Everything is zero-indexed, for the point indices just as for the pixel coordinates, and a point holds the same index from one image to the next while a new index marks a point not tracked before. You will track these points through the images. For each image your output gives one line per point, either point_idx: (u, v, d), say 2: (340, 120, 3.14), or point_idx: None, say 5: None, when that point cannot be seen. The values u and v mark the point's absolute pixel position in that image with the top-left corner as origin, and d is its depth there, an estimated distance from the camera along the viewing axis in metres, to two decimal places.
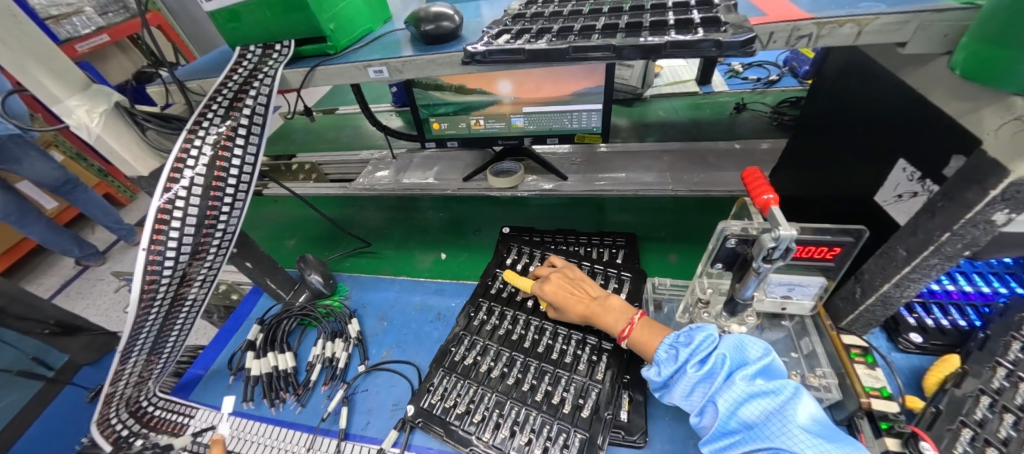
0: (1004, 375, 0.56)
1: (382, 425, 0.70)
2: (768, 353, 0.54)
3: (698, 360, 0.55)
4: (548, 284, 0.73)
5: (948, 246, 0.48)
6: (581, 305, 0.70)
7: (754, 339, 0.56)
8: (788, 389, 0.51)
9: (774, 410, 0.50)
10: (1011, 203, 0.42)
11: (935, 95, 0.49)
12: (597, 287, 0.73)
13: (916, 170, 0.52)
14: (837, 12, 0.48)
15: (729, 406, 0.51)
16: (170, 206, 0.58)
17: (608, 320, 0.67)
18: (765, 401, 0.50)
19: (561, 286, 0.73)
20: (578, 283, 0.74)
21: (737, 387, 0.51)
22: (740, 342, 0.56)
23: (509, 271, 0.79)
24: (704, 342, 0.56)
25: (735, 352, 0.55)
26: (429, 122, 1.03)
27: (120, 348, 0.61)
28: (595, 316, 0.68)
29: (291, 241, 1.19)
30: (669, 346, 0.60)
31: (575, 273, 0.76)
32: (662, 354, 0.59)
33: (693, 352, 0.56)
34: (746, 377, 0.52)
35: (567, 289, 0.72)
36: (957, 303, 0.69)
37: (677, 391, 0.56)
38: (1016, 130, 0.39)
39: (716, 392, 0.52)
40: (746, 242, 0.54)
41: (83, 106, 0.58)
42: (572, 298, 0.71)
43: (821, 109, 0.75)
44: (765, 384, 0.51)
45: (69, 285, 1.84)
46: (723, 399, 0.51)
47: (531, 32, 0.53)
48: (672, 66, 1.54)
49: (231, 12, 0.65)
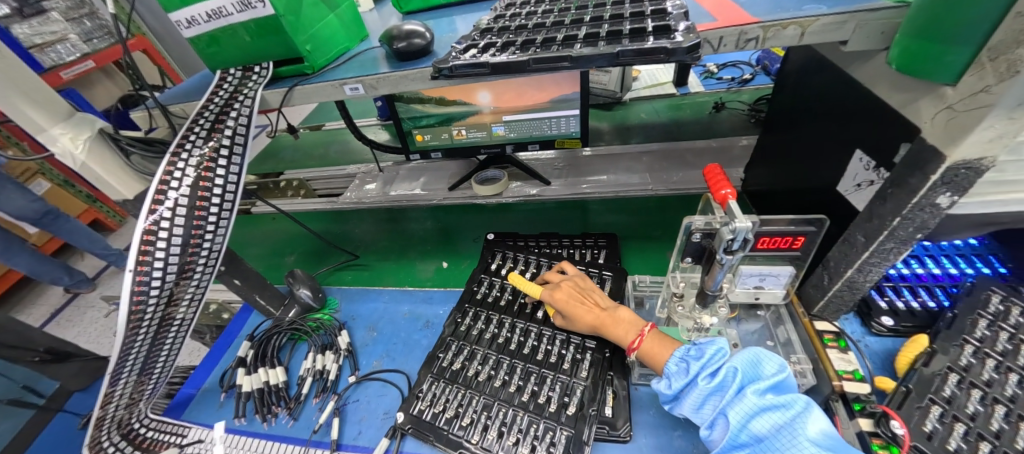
0: (971, 352, 0.58)
1: (374, 434, 0.71)
2: (782, 369, 0.54)
3: (709, 373, 0.55)
4: (558, 292, 0.74)
5: (900, 230, 0.51)
6: (591, 315, 0.70)
7: (770, 354, 0.55)
8: (800, 403, 0.50)
9: (785, 425, 0.49)
10: (951, 186, 0.44)
11: (879, 88, 0.52)
12: (606, 298, 0.73)
13: (871, 159, 0.55)
14: (781, 15, 0.51)
15: (740, 419, 0.51)
16: (156, 227, 0.59)
17: (617, 331, 0.67)
18: (775, 415, 0.50)
19: (571, 293, 0.74)
20: (586, 292, 0.74)
21: (748, 400, 0.51)
22: (754, 357, 0.56)
23: (515, 276, 0.77)
24: (716, 355, 0.56)
25: (748, 366, 0.55)
26: (412, 135, 1.05)
27: (108, 372, 0.62)
28: (604, 327, 0.69)
29: (291, 257, 1.19)
30: (679, 359, 0.60)
31: (586, 283, 0.76)
32: (672, 367, 0.59)
33: (704, 365, 0.56)
34: (757, 391, 0.52)
35: (577, 298, 0.73)
36: (925, 285, 0.71)
37: (688, 403, 0.57)
38: (947, 119, 0.42)
39: (727, 404, 0.53)
40: (710, 236, 0.57)
41: (66, 134, 0.60)
42: (581, 307, 0.71)
43: (786, 105, 0.78)
44: (776, 398, 0.51)
45: (60, 313, 1.83)
46: (733, 412, 0.51)
47: (498, 46, 0.56)
48: (650, 70, 1.58)
49: (210, 37, 0.68)
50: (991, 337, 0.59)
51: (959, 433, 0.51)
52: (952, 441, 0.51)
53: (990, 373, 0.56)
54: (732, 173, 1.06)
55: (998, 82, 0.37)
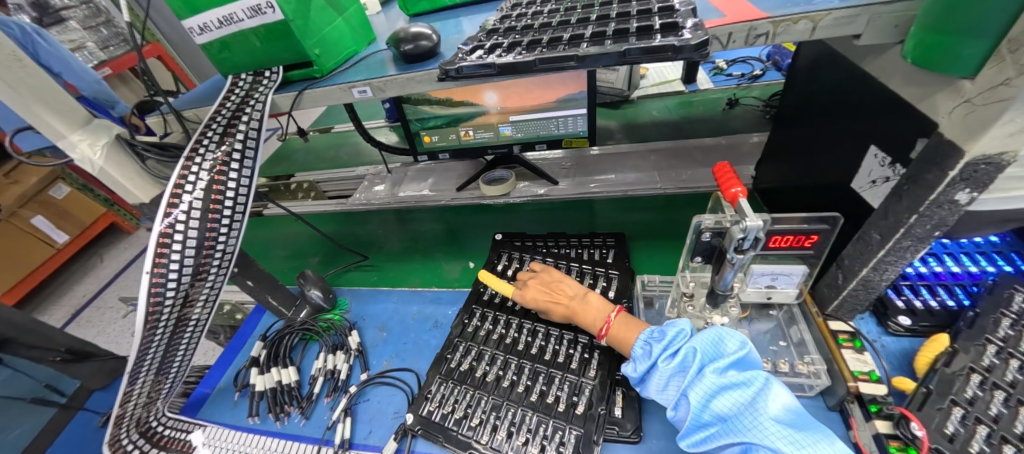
0: (993, 352, 0.56)
1: (384, 433, 0.71)
2: (742, 346, 0.54)
3: (669, 354, 0.56)
4: (527, 290, 0.76)
5: (917, 227, 0.50)
6: (560, 307, 0.72)
7: (731, 332, 0.55)
8: (759, 380, 0.50)
9: (746, 403, 0.49)
10: (971, 182, 0.43)
11: (892, 83, 0.51)
12: (573, 285, 0.74)
13: (886, 155, 0.54)
14: (791, 10, 0.50)
15: (702, 399, 0.50)
16: (171, 230, 0.60)
17: (587, 320, 0.69)
18: (737, 393, 0.50)
19: (539, 290, 0.75)
20: (554, 284, 0.75)
21: (708, 379, 0.51)
22: (716, 337, 0.55)
23: (486, 274, 0.80)
24: (678, 336, 0.57)
25: (710, 346, 0.55)
26: (420, 136, 1.06)
27: (127, 370, 0.63)
28: (576, 316, 0.70)
29: (316, 258, 1.19)
30: (644, 342, 0.61)
31: (553, 275, 0.77)
32: (637, 351, 0.60)
33: (665, 346, 0.57)
34: (717, 369, 0.52)
35: (545, 292, 0.75)
36: (945, 283, 0.69)
37: (653, 385, 0.57)
38: (966, 113, 0.41)
39: (689, 385, 0.52)
40: (720, 234, 0.56)
41: (85, 140, 0.61)
42: (550, 301, 0.73)
43: (798, 101, 0.77)
44: (736, 376, 0.51)
45: (81, 313, 1.88)
46: (694, 392, 0.51)
47: (504, 46, 0.56)
48: (657, 67, 1.57)
49: (221, 43, 0.69)
50: (1014, 336, 0.57)
51: (982, 435, 0.50)
52: (975, 444, 0.49)
53: (1013, 374, 0.54)
54: (744, 171, 1.05)
55: (1018, 75, 0.36)
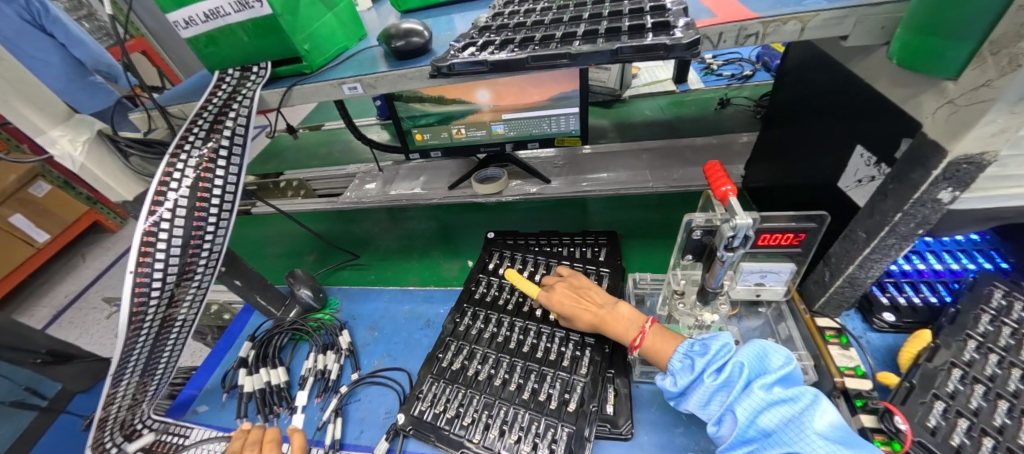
0: (974, 347, 0.58)
1: (375, 433, 0.71)
2: (788, 362, 0.53)
3: (715, 369, 0.54)
4: (554, 293, 0.73)
5: (902, 226, 0.51)
6: (589, 314, 0.69)
7: (776, 347, 0.55)
8: (807, 396, 0.50)
9: (792, 417, 0.49)
10: (953, 182, 0.44)
11: (879, 84, 0.52)
12: (604, 295, 0.72)
13: (872, 155, 0.55)
14: (780, 11, 0.51)
15: (748, 415, 0.50)
16: (155, 228, 0.59)
17: (618, 329, 0.67)
18: (783, 408, 0.50)
19: (567, 295, 0.73)
20: (583, 291, 0.73)
21: (755, 395, 0.50)
22: (761, 351, 0.55)
23: (511, 272, 0.75)
24: (722, 350, 0.56)
25: (755, 360, 0.54)
26: (412, 134, 1.05)
27: (111, 372, 0.62)
28: (604, 325, 0.68)
29: (312, 257, 1.17)
30: (683, 355, 0.59)
31: (582, 281, 0.75)
32: (676, 364, 0.58)
33: (709, 361, 0.55)
34: (764, 385, 0.51)
35: (573, 298, 0.72)
36: (927, 280, 0.71)
37: (694, 400, 0.56)
38: (950, 113, 0.42)
39: (735, 400, 0.52)
40: (711, 233, 0.58)
41: (66, 136, 0.60)
42: (578, 307, 0.71)
43: (787, 101, 0.78)
44: (784, 392, 0.51)
45: (63, 314, 1.84)
46: (741, 408, 0.51)
47: (496, 44, 0.56)
48: (649, 67, 1.57)
49: (208, 38, 0.67)
50: (993, 332, 0.59)
51: (963, 428, 0.51)
52: (956, 436, 0.50)
53: (993, 368, 0.55)
54: (734, 170, 1.06)
55: (1000, 76, 0.37)
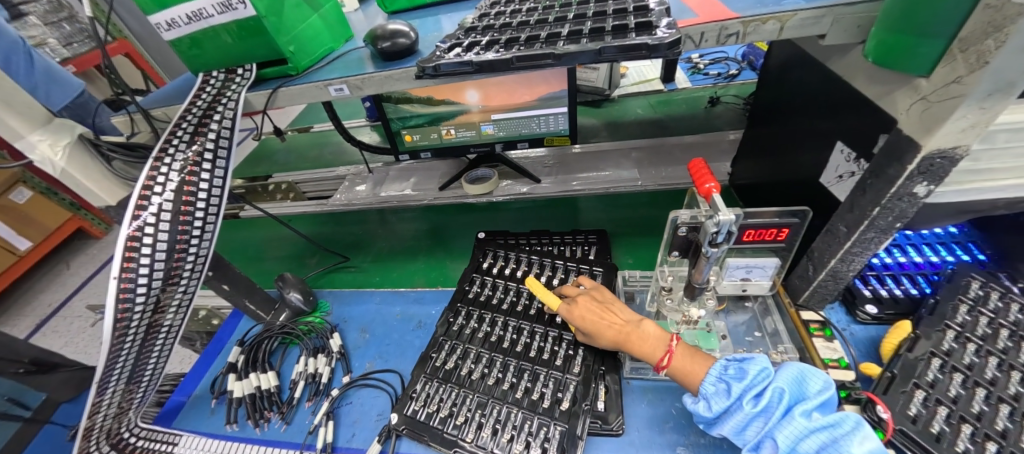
0: (953, 337, 0.59)
1: (368, 435, 0.71)
2: (827, 386, 0.52)
3: (753, 395, 0.53)
4: (576, 308, 0.69)
5: (880, 220, 0.52)
6: (612, 330, 0.65)
7: (813, 370, 0.54)
8: (849, 422, 0.48)
9: (832, 444, 0.47)
10: (927, 176, 0.46)
11: (857, 81, 0.53)
12: (628, 311, 0.68)
13: (852, 151, 0.56)
14: (759, 10, 0.52)
15: (789, 442, 0.49)
16: (140, 233, 0.58)
17: (644, 349, 0.62)
18: (823, 434, 0.48)
19: (590, 309, 0.68)
20: (606, 306, 0.69)
21: (796, 422, 0.49)
22: (799, 374, 0.54)
23: (533, 282, 0.73)
24: (760, 375, 0.54)
25: (794, 385, 0.53)
26: (401, 135, 1.05)
27: (95, 380, 0.60)
28: (628, 343, 0.63)
29: (314, 259, 1.15)
30: (717, 378, 0.57)
31: (605, 295, 0.71)
32: (710, 388, 0.56)
33: (747, 386, 0.53)
34: (804, 412, 0.50)
35: (596, 314, 0.68)
36: (908, 273, 0.72)
37: (729, 425, 0.54)
38: (923, 109, 0.43)
39: (774, 427, 0.50)
40: (695, 229, 0.59)
41: (46, 141, 0.59)
42: (602, 323, 0.66)
43: (770, 99, 0.79)
44: (824, 418, 0.49)
45: (47, 324, 1.80)
46: (781, 435, 0.49)
47: (482, 45, 0.56)
48: (637, 66, 1.58)
49: (192, 39, 0.67)
50: (971, 321, 0.61)
51: (943, 416, 0.52)
52: (936, 424, 0.52)
53: (971, 357, 0.57)
54: (721, 167, 1.07)
55: (969, 73, 0.38)
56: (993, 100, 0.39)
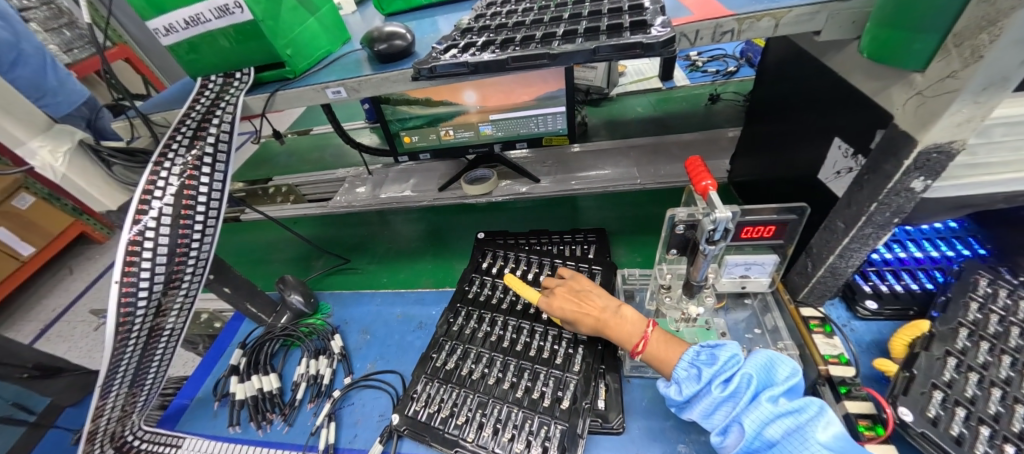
0: (966, 335, 0.59)
1: (370, 436, 0.71)
2: (794, 373, 0.53)
3: (722, 380, 0.53)
4: (554, 299, 0.71)
5: (878, 215, 0.52)
6: (589, 318, 0.67)
7: (782, 357, 0.54)
8: (813, 407, 0.48)
9: (797, 429, 0.47)
10: (924, 171, 0.46)
11: (853, 77, 0.53)
12: (605, 297, 0.69)
13: (849, 146, 0.56)
14: (754, 8, 0.52)
15: (755, 426, 0.49)
16: (140, 237, 0.58)
17: (621, 334, 0.64)
18: (788, 419, 0.48)
19: (568, 299, 0.70)
20: (583, 294, 0.70)
21: (762, 407, 0.49)
22: (768, 361, 0.54)
23: (511, 277, 0.74)
24: (729, 361, 0.54)
25: (763, 371, 0.53)
26: (400, 136, 1.05)
27: (97, 384, 0.61)
28: (607, 329, 0.65)
29: (320, 261, 1.16)
30: (689, 364, 0.57)
31: (581, 284, 0.72)
32: (682, 373, 0.57)
33: (716, 371, 0.54)
34: (771, 397, 0.50)
35: (574, 302, 0.69)
36: (909, 269, 0.72)
37: (697, 409, 0.54)
38: (918, 104, 0.43)
39: (741, 412, 0.50)
40: (693, 227, 0.59)
41: (46, 147, 0.59)
42: (578, 311, 0.68)
43: (768, 96, 0.79)
44: (790, 403, 0.49)
45: (50, 328, 1.80)
46: (747, 419, 0.49)
47: (478, 45, 0.56)
48: (636, 65, 1.58)
49: (189, 44, 0.67)
50: (973, 317, 0.60)
51: (947, 413, 0.52)
52: (956, 426, 0.51)
53: (985, 356, 0.57)
54: (720, 164, 1.07)
55: (964, 67, 0.38)
56: (988, 94, 0.39)
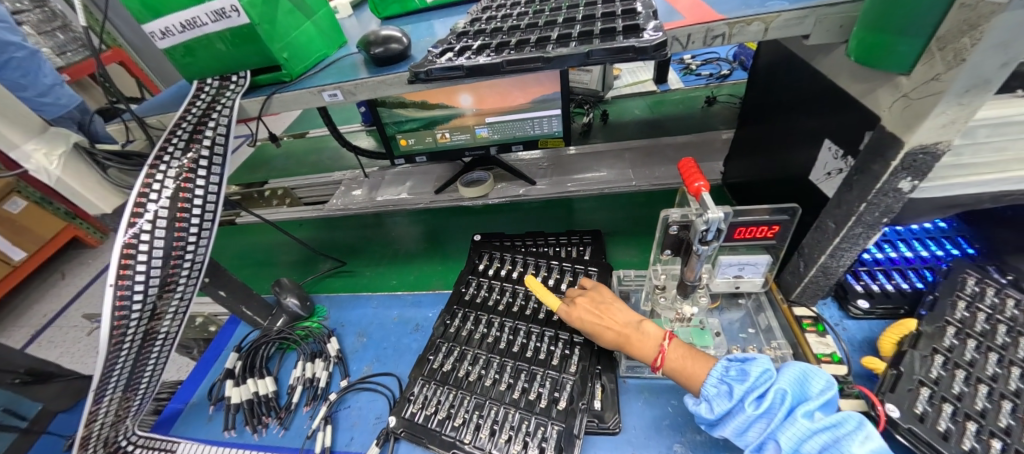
0: (953, 333, 0.60)
1: (366, 439, 0.71)
2: (828, 386, 0.53)
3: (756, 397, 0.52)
4: (575, 308, 0.71)
5: (867, 215, 0.53)
6: (611, 332, 0.66)
7: (815, 370, 0.54)
8: (851, 422, 0.48)
9: (835, 444, 0.48)
10: (911, 171, 0.47)
11: (841, 80, 0.54)
12: (628, 311, 0.68)
13: (839, 148, 0.57)
14: (744, 12, 0.53)
15: (792, 443, 0.49)
16: (136, 240, 0.58)
17: (641, 349, 0.63)
18: (826, 434, 0.48)
19: (590, 311, 0.70)
20: (606, 306, 0.70)
21: (799, 424, 0.49)
22: (802, 375, 0.54)
23: (534, 282, 0.73)
24: (762, 377, 0.54)
25: (796, 386, 0.53)
26: (396, 139, 1.05)
27: (92, 389, 0.60)
28: (628, 344, 0.64)
29: (326, 264, 1.15)
30: (718, 380, 0.57)
31: (605, 296, 0.72)
32: (711, 390, 0.56)
33: (749, 388, 0.53)
34: (807, 413, 0.50)
35: (595, 314, 0.69)
36: (899, 268, 0.73)
37: (730, 427, 0.54)
38: (904, 107, 0.44)
39: (776, 429, 0.50)
40: (686, 227, 0.60)
41: (41, 150, 0.59)
42: (599, 325, 0.68)
43: (760, 98, 0.80)
44: (827, 418, 0.49)
45: (42, 334, 1.78)
46: (784, 437, 0.49)
47: (473, 49, 0.57)
48: (630, 68, 1.60)
49: (186, 48, 0.67)
50: (961, 315, 0.61)
51: (937, 409, 0.53)
52: (942, 422, 0.52)
53: (972, 353, 0.57)
54: (713, 166, 1.08)
55: (946, 70, 0.39)
56: (971, 96, 0.40)
